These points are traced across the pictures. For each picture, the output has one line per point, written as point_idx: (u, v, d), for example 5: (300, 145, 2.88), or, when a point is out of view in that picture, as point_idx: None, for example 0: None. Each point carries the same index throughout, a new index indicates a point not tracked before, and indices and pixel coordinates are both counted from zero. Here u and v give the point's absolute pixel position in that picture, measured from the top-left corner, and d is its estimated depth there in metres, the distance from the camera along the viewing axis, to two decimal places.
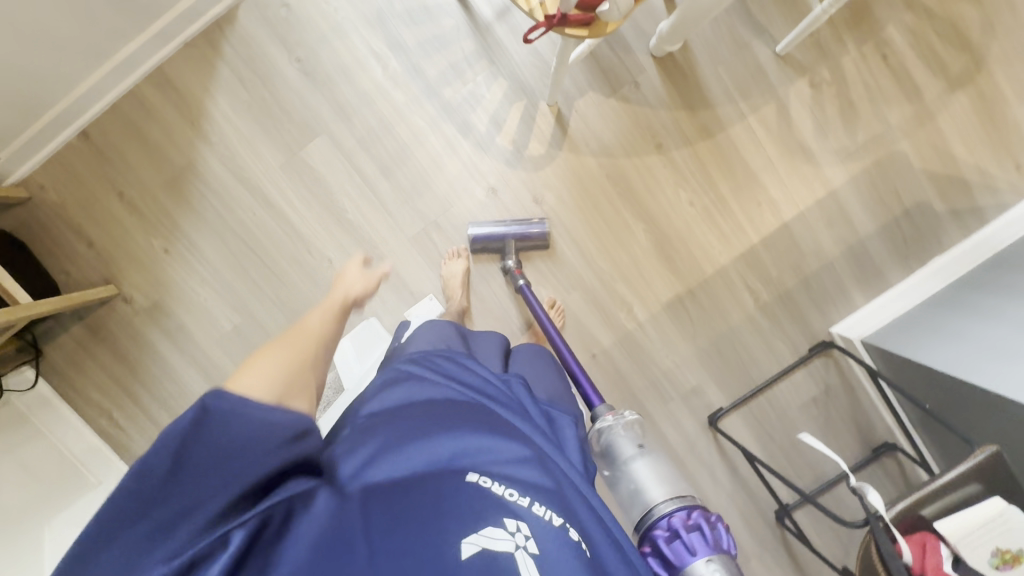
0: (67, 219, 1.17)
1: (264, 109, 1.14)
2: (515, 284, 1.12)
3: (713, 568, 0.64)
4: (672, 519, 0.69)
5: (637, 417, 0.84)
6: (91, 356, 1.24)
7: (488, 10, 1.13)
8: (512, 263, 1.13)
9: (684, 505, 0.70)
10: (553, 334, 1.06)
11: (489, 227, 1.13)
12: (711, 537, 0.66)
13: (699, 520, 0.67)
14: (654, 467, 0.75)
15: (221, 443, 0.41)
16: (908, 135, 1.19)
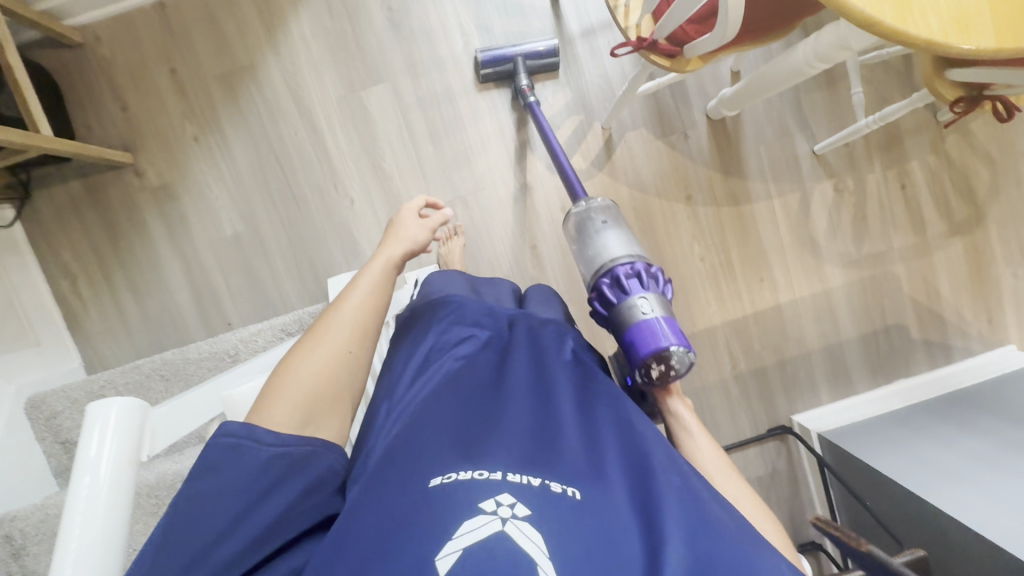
0: (111, 77, 1.16)
1: (341, 41, 1.17)
2: (525, 99, 1.09)
3: (646, 303, 0.74)
4: (618, 270, 0.78)
5: (609, 200, 0.89)
6: (78, 216, 1.19)
7: (575, 25, 1.18)
8: (524, 81, 1.10)
9: (627, 262, 0.79)
10: (553, 142, 1.04)
11: (499, 49, 1.14)
12: (648, 282, 0.77)
13: (640, 270, 0.77)
14: (610, 236, 0.83)
15: (242, 472, 0.52)
16: (905, 261, 1.29)
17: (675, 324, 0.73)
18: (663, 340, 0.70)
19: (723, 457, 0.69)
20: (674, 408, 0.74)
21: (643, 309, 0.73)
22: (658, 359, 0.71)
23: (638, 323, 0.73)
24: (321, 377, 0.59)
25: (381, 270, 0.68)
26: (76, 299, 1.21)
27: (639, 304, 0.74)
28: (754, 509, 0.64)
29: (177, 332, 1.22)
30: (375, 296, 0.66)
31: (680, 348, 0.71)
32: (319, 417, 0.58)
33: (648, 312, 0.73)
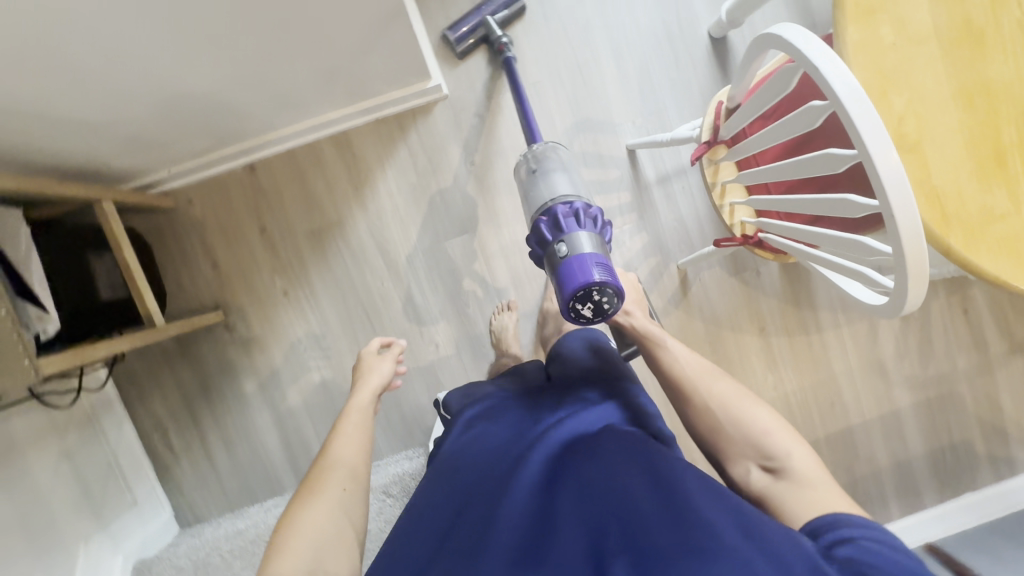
0: (202, 238, 1.18)
1: (426, 196, 1.20)
2: (503, 55, 1.06)
3: (561, 246, 0.75)
4: (541, 221, 0.80)
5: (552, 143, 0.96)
6: (169, 370, 1.21)
7: (652, 171, 1.22)
8: (501, 36, 1.07)
9: (549, 214, 0.80)
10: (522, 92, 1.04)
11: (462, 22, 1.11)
12: (567, 226, 0.77)
13: (557, 216, 0.79)
14: (544, 195, 0.85)
15: None
16: (969, 380, 1.33)
17: (591, 256, 0.73)
18: (579, 277, 0.72)
19: (705, 361, 0.73)
20: (643, 329, 0.80)
21: (557, 254, 0.75)
22: (579, 296, 0.72)
23: (558, 268, 0.75)
24: (322, 516, 0.66)
25: (361, 409, 0.86)
26: (166, 450, 1.23)
27: (556, 250, 0.76)
28: (741, 394, 0.67)
29: (265, 477, 1.24)
30: (356, 435, 0.80)
31: (596, 279, 0.71)
32: (324, 558, 0.62)
33: (561, 256, 0.75)
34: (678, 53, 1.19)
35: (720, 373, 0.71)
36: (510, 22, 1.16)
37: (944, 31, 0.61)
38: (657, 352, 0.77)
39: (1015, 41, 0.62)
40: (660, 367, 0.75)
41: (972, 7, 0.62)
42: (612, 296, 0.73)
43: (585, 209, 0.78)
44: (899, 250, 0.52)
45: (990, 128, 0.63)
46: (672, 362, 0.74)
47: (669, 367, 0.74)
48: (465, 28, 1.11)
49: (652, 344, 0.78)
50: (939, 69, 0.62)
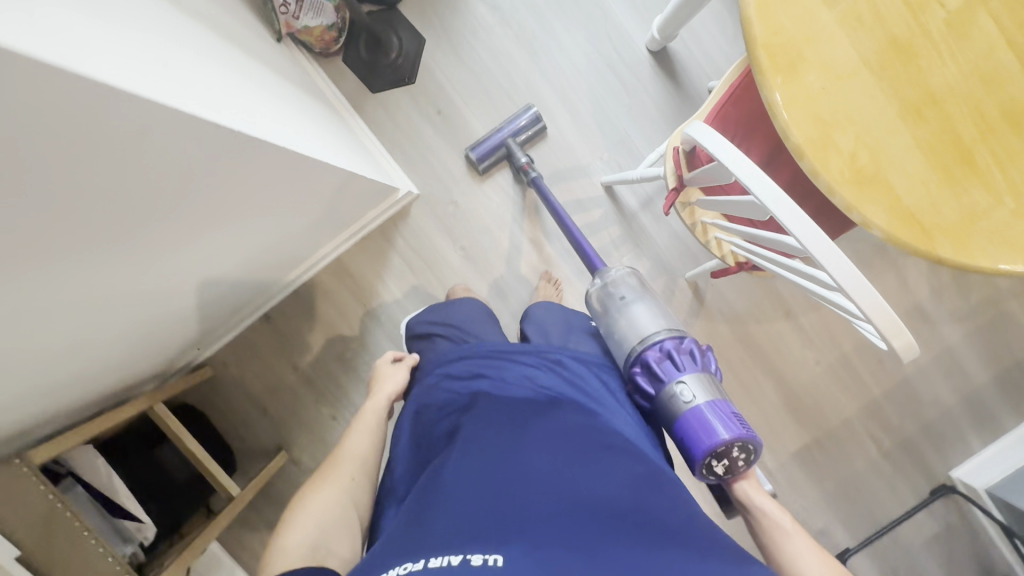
0: (247, 391, 1.27)
1: (430, 291, 1.24)
2: (527, 178, 1.09)
3: (682, 389, 0.71)
4: (651, 355, 0.75)
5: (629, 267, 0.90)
6: (257, 513, 1.32)
7: (633, 199, 1.22)
8: (523, 158, 1.10)
9: (659, 349, 0.75)
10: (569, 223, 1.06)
11: (486, 143, 1.14)
12: (682, 366, 0.73)
13: (670, 351, 0.74)
14: (634, 330, 0.79)
15: None
16: (1015, 296, 1.29)
17: (715, 406, 0.69)
18: (709, 432, 0.67)
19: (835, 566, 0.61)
20: (752, 501, 0.69)
21: (680, 402, 0.70)
22: (716, 454, 0.68)
23: (685, 415, 0.70)
24: (334, 504, 0.67)
25: (377, 411, 0.84)
26: None
27: (675, 395, 0.71)
28: None
29: None
30: (370, 432, 0.80)
31: (735, 434, 0.67)
32: (329, 536, 0.62)
33: (686, 404, 0.70)
34: (624, 78, 1.18)
35: None
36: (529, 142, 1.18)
37: (872, 58, 0.60)
38: (771, 540, 0.65)
39: (947, 41, 0.60)
40: (772, 557, 0.64)
41: (894, 24, 0.60)
42: (748, 453, 0.68)
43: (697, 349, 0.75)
44: (875, 325, 0.52)
45: (946, 133, 0.62)
46: (792, 562, 0.62)
47: (781, 560, 0.63)
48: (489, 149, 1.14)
49: (765, 527, 0.66)
50: (877, 94, 0.61)
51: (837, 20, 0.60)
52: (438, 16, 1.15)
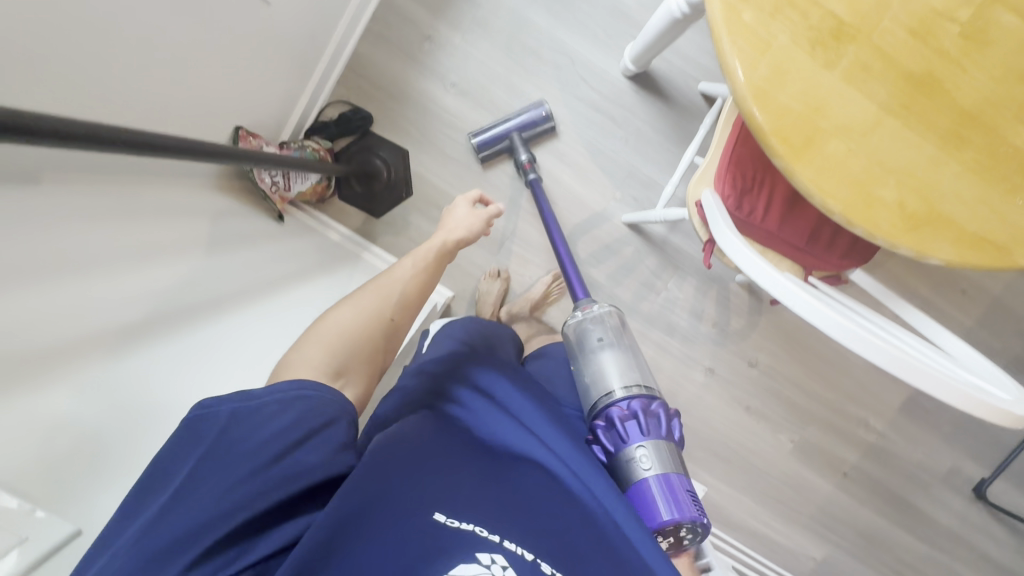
0: None
1: None
2: (527, 178, 1.07)
3: (642, 454, 0.69)
4: (615, 410, 0.74)
5: (610, 309, 0.89)
6: None
7: (659, 226, 1.20)
8: (524, 157, 1.08)
9: (610, 416, 0.74)
10: (557, 237, 1.04)
11: (494, 129, 1.09)
12: (647, 429, 0.71)
13: (638, 411, 0.73)
14: (592, 381, 0.79)
15: (221, 432, 0.47)
16: None
17: (662, 480, 0.67)
18: (654, 512, 0.65)
19: None
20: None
21: (632, 471, 0.69)
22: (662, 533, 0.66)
23: (636, 484, 0.68)
24: (367, 326, 0.64)
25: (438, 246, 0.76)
26: None
27: (630, 463, 0.69)
28: None
29: None
30: (424, 272, 0.73)
31: (680, 513, 0.65)
32: (348, 373, 0.61)
33: (638, 474, 0.68)
34: (611, 113, 1.14)
35: None
36: (535, 139, 1.13)
37: (892, 102, 0.56)
38: None
39: (969, 55, 0.55)
40: None
41: (906, 59, 0.55)
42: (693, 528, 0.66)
43: (651, 412, 0.73)
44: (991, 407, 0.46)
45: (995, 143, 0.57)
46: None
47: None
48: (494, 136, 1.09)
49: None
50: (908, 135, 0.57)
51: (843, 78, 0.56)
52: (411, 122, 1.13)
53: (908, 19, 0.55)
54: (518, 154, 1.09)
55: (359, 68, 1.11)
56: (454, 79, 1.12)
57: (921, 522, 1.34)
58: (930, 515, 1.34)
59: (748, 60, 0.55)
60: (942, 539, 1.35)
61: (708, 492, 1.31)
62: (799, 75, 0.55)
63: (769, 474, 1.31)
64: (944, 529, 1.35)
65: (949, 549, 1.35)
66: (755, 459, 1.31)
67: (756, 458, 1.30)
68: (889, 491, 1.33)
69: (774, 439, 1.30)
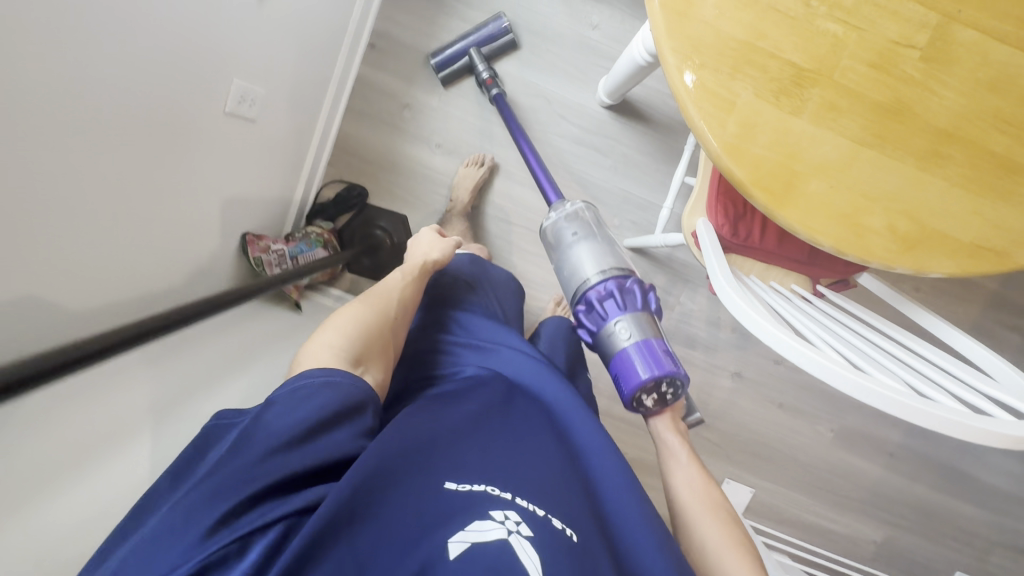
0: None
1: None
2: (489, 94, 1.03)
3: (622, 328, 0.69)
4: (591, 294, 0.72)
5: (582, 203, 0.80)
6: None
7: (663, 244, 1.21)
8: (484, 72, 1.03)
9: (584, 301, 0.73)
10: (520, 139, 0.99)
11: (450, 49, 1.07)
12: (623, 303, 0.70)
13: (611, 290, 0.71)
14: (569, 273, 0.76)
15: (262, 411, 0.49)
16: None
17: (637, 347, 0.68)
18: (632, 374, 0.68)
19: (716, 500, 0.65)
20: (660, 434, 0.72)
21: (610, 341, 0.70)
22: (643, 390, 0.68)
23: (618, 354, 0.69)
24: (375, 322, 0.64)
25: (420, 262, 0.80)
26: None
27: (610, 336, 0.70)
28: (729, 550, 0.59)
29: None
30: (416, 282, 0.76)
31: (656, 369, 0.66)
32: (365, 358, 0.60)
33: (615, 345, 0.70)
34: (596, 144, 1.15)
35: (728, 519, 0.62)
36: (496, 57, 1.10)
37: (863, 133, 0.57)
38: (665, 465, 0.70)
39: (932, 74, 0.56)
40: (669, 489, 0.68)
41: (871, 91, 0.56)
42: (673, 381, 0.68)
43: (622, 287, 0.71)
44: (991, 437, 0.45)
45: (974, 138, 0.57)
46: (679, 487, 0.67)
47: (674, 492, 0.67)
48: (450, 56, 1.07)
49: (664, 456, 0.71)
50: (886, 161, 0.58)
51: (812, 121, 0.57)
52: (404, 188, 1.15)
53: (866, 54, 0.55)
54: (478, 71, 1.05)
55: (345, 146, 1.14)
56: (438, 140, 1.14)
57: (977, 490, 1.33)
58: (985, 482, 1.33)
59: (716, 121, 0.56)
60: (1000, 502, 1.34)
61: (756, 493, 1.31)
62: (767, 125, 0.57)
63: (814, 464, 1.31)
64: (1000, 493, 1.33)
65: (1007, 511, 1.34)
66: (797, 453, 1.31)
67: (798, 452, 1.30)
68: (939, 464, 1.32)
69: (812, 430, 1.30)
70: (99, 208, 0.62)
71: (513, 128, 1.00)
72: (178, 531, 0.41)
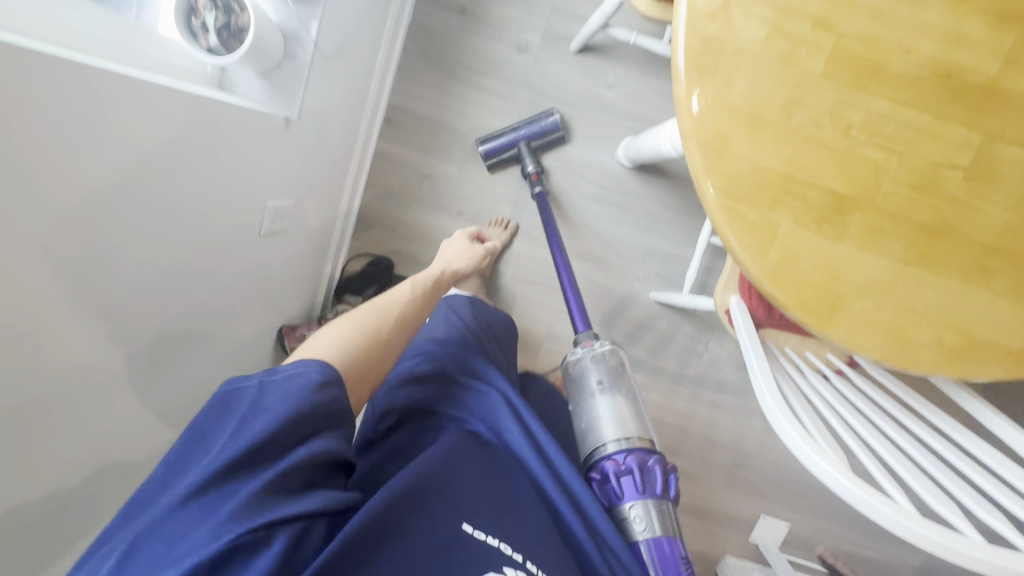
0: None
1: None
2: (534, 191, 1.05)
3: (634, 512, 0.66)
4: (609, 462, 0.69)
5: (613, 346, 0.80)
6: None
7: None
8: (533, 168, 1.05)
9: (599, 470, 0.70)
10: (557, 253, 1.00)
11: (499, 138, 1.07)
12: (641, 485, 0.67)
13: (631, 466, 0.68)
14: (589, 431, 0.73)
15: (252, 402, 0.48)
16: None
17: (648, 545, 0.65)
18: None
19: None
20: None
21: (623, 525, 0.67)
22: None
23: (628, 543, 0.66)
24: (369, 334, 0.64)
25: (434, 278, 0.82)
26: None
27: (623, 520, 0.67)
28: None
29: None
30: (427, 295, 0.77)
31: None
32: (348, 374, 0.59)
33: (627, 529, 0.66)
34: (617, 201, 1.15)
35: None
36: (543, 149, 1.11)
37: (907, 254, 0.57)
38: None
39: (976, 192, 0.55)
40: None
41: (914, 213, 0.56)
42: None
43: (643, 467, 0.68)
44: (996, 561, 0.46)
45: (1004, 231, 0.56)
46: None
47: None
48: (500, 146, 1.07)
49: None
50: (932, 278, 0.57)
51: (855, 245, 0.56)
52: (427, 257, 1.16)
53: (908, 177, 0.55)
54: (526, 164, 1.07)
55: (367, 220, 1.15)
56: (459, 208, 1.14)
57: None
58: None
59: (757, 251, 0.56)
60: None
61: (792, 526, 1.32)
62: (809, 252, 0.57)
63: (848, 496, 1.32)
64: None
65: None
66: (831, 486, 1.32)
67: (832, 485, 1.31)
68: None
69: None
70: (148, 361, 0.63)
71: (550, 225, 1.03)
72: (184, 533, 0.41)
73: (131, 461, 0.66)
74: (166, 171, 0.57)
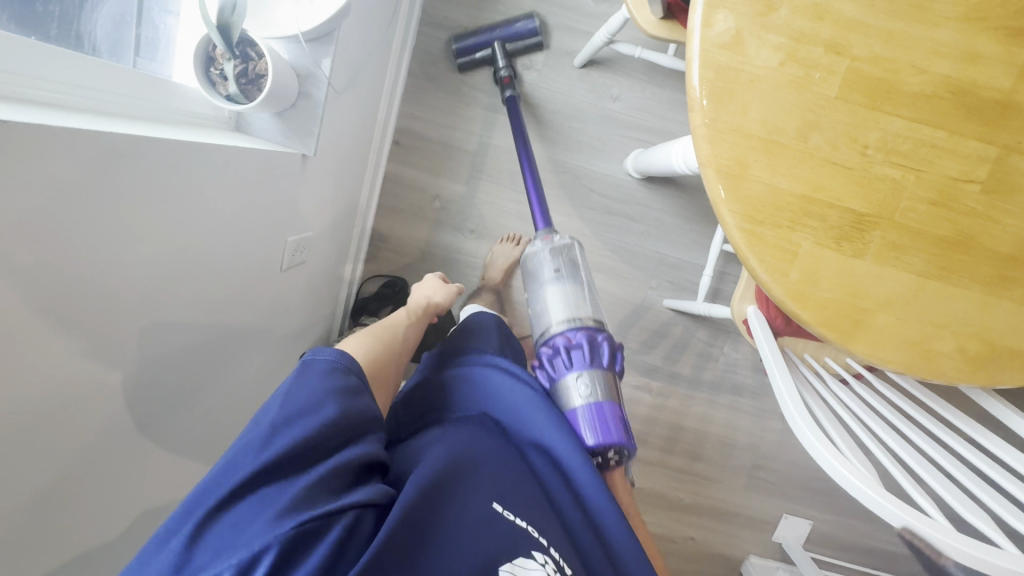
0: None
1: None
2: (504, 92, 1.02)
3: (581, 381, 0.69)
4: (558, 338, 0.73)
5: (569, 241, 0.86)
6: None
7: None
8: (504, 70, 1.02)
9: (549, 344, 0.74)
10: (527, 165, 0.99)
11: (476, 37, 1.06)
12: (588, 357, 0.71)
13: (581, 340, 0.72)
14: (542, 314, 0.78)
15: (297, 400, 0.45)
16: None
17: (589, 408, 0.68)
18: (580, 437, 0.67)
19: None
20: None
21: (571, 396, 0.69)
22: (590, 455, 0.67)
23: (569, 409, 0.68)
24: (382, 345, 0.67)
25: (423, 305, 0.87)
26: None
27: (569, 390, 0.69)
28: None
29: None
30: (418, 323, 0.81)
31: (604, 437, 0.66)
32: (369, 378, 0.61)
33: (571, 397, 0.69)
34: (627, 212, 1.16)
35: None
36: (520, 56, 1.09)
37: (928, 268, 0.57)
38: None
39: (994, 206, 0.56)
40: None
41: (933, 228, 0.56)
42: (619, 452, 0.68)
43: (590, 342, 0.72)
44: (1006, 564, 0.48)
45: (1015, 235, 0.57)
46: None
47: None
48: (474, 43, 1.06)
49: None
50: (951, 291, 0.58)
51: (875, 261, 0.57)
52: None
53: (926, 193, 0.56)
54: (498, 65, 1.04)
55: (381, 242, 1.16)
56: (471, 226, 1.15)
57: None
58: None
59: (778, 271, 0.56)
60: None
61: (814, 525, 1.33)
62: (829, 270, 0.57)
63: None
64: None
65: None
66: None
67: None
68: None
69: None
70: (180, 404, 0.65)
71: (519, 135, 1.01)
72: (245, 527, 0.37)
73: (167, 503, 0.67)
74: (193, 222, 0.58)
